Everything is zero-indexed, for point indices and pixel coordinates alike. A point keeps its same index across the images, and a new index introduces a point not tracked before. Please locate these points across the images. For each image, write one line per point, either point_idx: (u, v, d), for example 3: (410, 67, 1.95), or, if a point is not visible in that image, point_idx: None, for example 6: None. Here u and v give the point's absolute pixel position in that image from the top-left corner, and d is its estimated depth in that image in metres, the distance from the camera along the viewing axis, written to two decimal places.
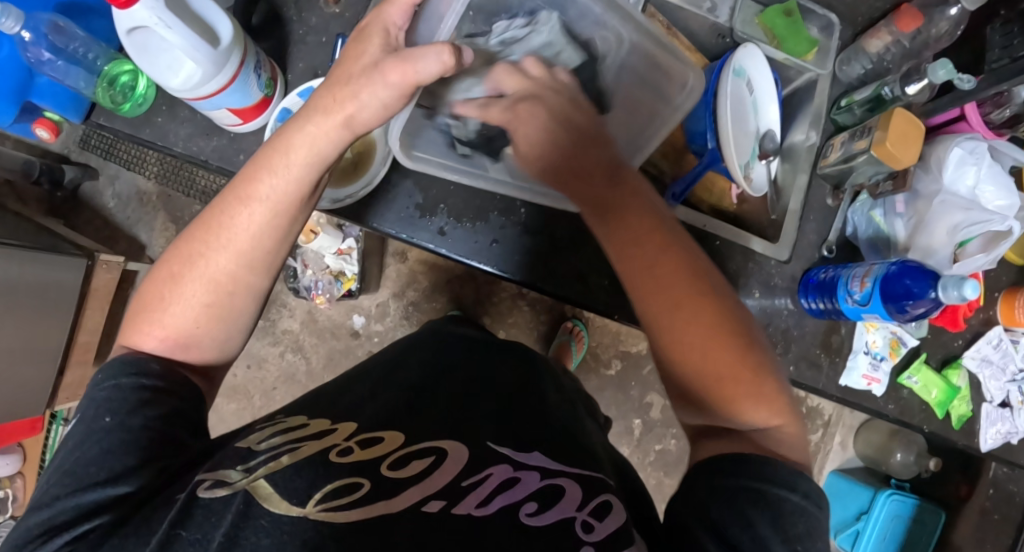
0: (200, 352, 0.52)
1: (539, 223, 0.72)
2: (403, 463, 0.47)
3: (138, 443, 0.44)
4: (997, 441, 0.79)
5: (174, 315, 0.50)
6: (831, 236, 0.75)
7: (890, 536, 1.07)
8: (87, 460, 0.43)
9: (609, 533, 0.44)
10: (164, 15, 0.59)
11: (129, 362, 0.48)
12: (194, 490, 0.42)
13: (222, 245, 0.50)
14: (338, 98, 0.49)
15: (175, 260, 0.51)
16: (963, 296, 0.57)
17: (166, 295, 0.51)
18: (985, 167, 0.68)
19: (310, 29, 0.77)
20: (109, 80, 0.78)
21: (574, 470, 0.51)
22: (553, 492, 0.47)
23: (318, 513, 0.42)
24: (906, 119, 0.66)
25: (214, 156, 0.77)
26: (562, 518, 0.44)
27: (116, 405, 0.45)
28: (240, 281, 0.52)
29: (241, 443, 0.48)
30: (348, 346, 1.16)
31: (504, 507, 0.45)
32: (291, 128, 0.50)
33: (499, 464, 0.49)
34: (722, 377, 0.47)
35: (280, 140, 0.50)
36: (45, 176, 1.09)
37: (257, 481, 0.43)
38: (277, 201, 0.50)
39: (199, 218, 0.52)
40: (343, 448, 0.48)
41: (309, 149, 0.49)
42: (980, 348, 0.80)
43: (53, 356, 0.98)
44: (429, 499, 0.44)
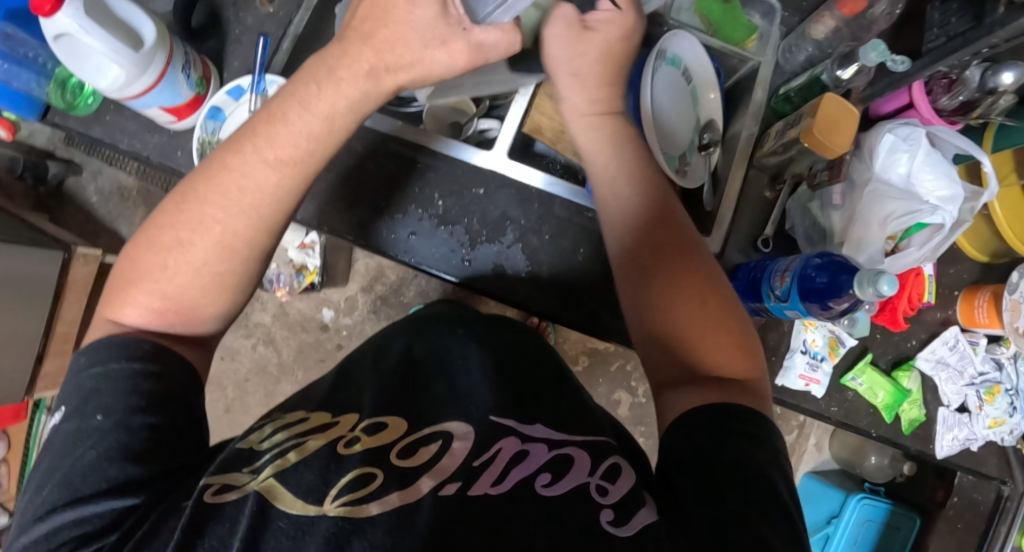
0: (198, 322, 0.50)
1: (457, 213, 0.72)
2: (411, 451, 0.46)
3: (137, 445, 0.41)
4: (955, 447, 0.74)
5: (180, 282, 0.48)
6: (767, 229, 0.71)
7: (862, 540, 1.05)
8: (83, 470, 0.40)
9: (622, 494, 0.43)
10: (85, 23, 0.60)
11: (119, 344, 0.45)
12: (201, 494, 0.39)
13: (233, 204, 0.47)
14: (390, 66, 0.48)
15: (180, 225, 0.48)
16: (879, 292, 0.51)
17: (168, 258, 0.47)
18: (921, 155, 0.65)
19: (245, 29, 0.79)
20: (60, 81, 0.77)
21: (578, 437, 0.50)
22: (564, 463, 0.45)
23: (338, 509, 0.40)
24: (837, 104, 0.62)
25: (156, 152, 0.78)
26: (577, 486, 0.43)
27: (108, 404, 0.42)
28: (250, 241, 0.48)
29: (242, 444, 0.46)
30: (317, 339, 1.18)
31: (524, 477, 0.43)
32: (320, 76, 0.47)
33: (507, 438, 0.47)
34: (713, 332, 0.52)
35: (314, 89, 0.47)
36: (28, 171, 1.10)
37: (267, 482, 0.41)
38: (302, 159, 0.48)
39: (199, 183, 0.48)
40: (350, 439, 0.47)
41: (348, 110, 0.48)
42: (935, 349, 0.75)
43: (32, 347, 1.02)
44: (445, 483, 0.43)
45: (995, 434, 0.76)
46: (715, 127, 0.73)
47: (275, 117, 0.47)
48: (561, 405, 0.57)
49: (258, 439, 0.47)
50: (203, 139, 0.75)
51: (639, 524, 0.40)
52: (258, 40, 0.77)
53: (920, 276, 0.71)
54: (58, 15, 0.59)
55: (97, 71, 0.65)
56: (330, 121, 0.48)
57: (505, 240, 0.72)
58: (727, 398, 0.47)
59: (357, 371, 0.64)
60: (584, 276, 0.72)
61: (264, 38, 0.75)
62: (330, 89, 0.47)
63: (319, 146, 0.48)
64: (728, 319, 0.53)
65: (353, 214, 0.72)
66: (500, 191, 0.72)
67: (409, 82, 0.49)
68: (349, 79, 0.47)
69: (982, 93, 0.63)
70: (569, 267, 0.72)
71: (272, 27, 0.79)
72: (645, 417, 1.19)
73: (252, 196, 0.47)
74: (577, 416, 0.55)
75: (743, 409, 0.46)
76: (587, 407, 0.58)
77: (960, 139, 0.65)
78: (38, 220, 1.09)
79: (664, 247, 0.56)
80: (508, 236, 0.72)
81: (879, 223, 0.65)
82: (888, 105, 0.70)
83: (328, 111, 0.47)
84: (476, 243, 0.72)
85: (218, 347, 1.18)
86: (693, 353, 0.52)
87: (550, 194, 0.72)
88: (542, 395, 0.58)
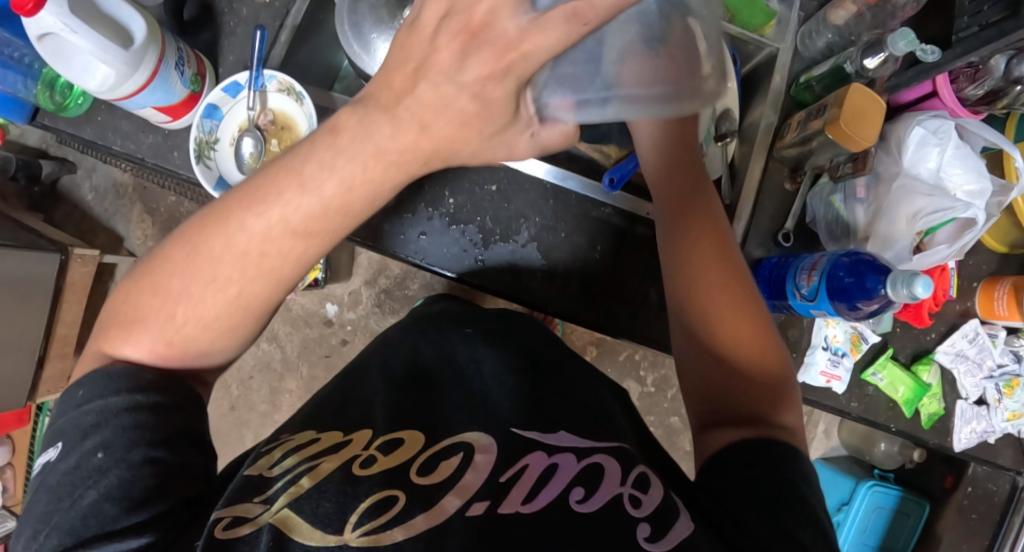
0: (207, 360, 0.46)
1: (469, 211, 0.69)
2: (430, 467, 0.43)
3: (137, 483, 0.39)
4: (972, 440, 0.74)
5: (185, 333, 0.44)
6: (788, 223, 0.69)
7: (871, 526, 1.05)
8: (83, 513, 0.38)
9: (656, 506, 0.40)
10: (70, 22, 0.56)
11: (122, 377, 0.42)
12: (212, 530, 0.37)
13: (242, 261, 0.42)
14: (445, 156, 0.42)
15: (187, 269, 0.43)
16: (913, 295, 0.50)
17: (175, 307, 0.44)
18: (950, 149, 0.63)
19: (240, 21, 0.75)
20: (48, 82, 0.73)
21: (602, 443, 0.47)
22: (595, 473, 0.42)
23: (360, 539, 0.37)
24: (864, 96, 0.60)
25: (151, 153, 0.75)
26: (613, 500, 0.40)
27: (108, 441, 0.40)
28: (264, 297, 0.44)
29: (253, 471, 0.43)
30: (321, 335, 1.17)
31: (555, 496, 0.40)
32: (350, 137, 0.40)
33: (533, 453, 0.44)
34: (751, 348, 0.49)
35: (345, 141, 0.39)
36: (22, 171, 1.06)
37: (282, 512, 0.38)
38: (327, 230, 0.42)
39: (210, 216, 0.43)
40: (365, 459, 0.44)
41: (392, 189, 0.42)
42: (954, 342, 0.74)
43: (31, 352, 0.99)
44: (472, 502, 0.40)
45: (1012, 426, 0.75)
46: (732, 116, 0.69)
47: (300, 178, 0.40)
48: (595, 415, 0.52)
49: (267, 465, 0.44)
50: (201, 139, 0.70)
51: (675, 538, 0.38)
52: (254, 33, 0.73)
53: (944, 271, 0.69)
54: (42, 14, 0.55)
55: (84, 71, 0.61)
56: (360, 188, 0.41)
57: (519, 238, 0.70)
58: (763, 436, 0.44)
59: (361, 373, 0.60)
60: (599, 273, 0.70)
61: (260, 31, 0.71)
62: (367, 153, 0.39)
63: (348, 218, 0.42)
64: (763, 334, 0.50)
65: None
66: (512, 189, 0.70)
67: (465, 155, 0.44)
68: (390, 145, 0.39)
69: (1008, 82, 0.62)
70: (585, 264, 0.70)
71: (267, 18, 0.75)
72: (654, 407, 1.18)
73: (272, 253, 0.42)
74: (604, 418, 0.51)
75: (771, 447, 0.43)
76: (605, 408, 0.54)
77: (991, 131, 0.63)
78: (31, 221, 1.06)
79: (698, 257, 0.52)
80: (522, 234, 0.70)
81: (906, 219, 0.63)
82: (910, 94, 0.67)
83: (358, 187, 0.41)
84: (489, 242, 0.69)
85: None
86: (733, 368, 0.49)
87: (563, 190, 0.70)
88: (569, 396, 0.54)
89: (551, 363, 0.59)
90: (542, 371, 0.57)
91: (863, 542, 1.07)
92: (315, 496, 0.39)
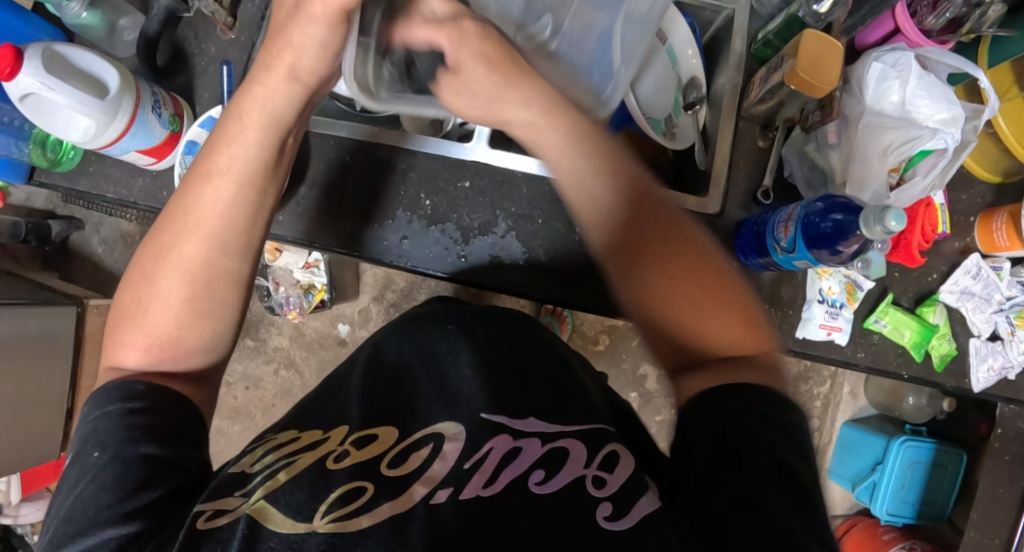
0: (188, 355, 0.50)
1: (445, 211, 0.70)
2: (401, 459, 0.44)
3: (132, 473, 0.41)
4: (992, 378, 0.71)
5: (154, 316, 0.49)
6: (766, 180, 0.69)
7: (909, 482, 1.02)
8: (85, 501, 0.40)
9: (621, 484, 0.41)
10: (46, 79, 0.60)
11: (116, 388, 0.45)
12: (193, 523, 0.38)
13: (190, 232, 0.49)
14: (277, 56, 0.48)
15: (147, 260, 0.50)
16: (887, 229, 0.49)
17: (145, 298, 0.49)
18: (913, 80, 0.62)
19: (210, 59, 0.78)
20: (39, 141, 0.77)
21: (572, 427, 0.47)
22: (560, 456, 0.43)
23: (328, 525, 0.38)
24: (819, 41, 0.59)
25: (142, 196, 0.78)
26: (571, 481, 0.41)
27: (104, 439, 0.42)
28: (210, 264, 0.50)
29: (233, 470, 0.44)
30: (336, 355, 1.19)
31: (516, 477, 0.42)
32: (241, 97, 0.50)
33: (499, 437, 0.45)
34: (719, 305, 0.48)
35: (233, 108, 0.50)
36: (32, 233, 1.11)
37: (258, 503, 0.40)
38: (238, 171, 0.50)
39: (166, 212, 0.51)
40: (340, 453, 0.45)
41: (266, 114, 0.50)
42: (958, 280, 0.72)
43: (59, 403, 1.04)
44: (437, 489, 0.41)
45: None
46: (699, 84, 0.71)
47: (220, 141, 0.50)
48: (564, 399, 0.52)
49: (250, 461, 0.45)
50: (184, 176, 0.74)
51: (638, 514, 0.38)
52: (224, 68, 0.76)
53: (931, 206, 0.68)
54: (20, 76, 0.59)
55: (67, 124, 0.64)
56: (248, 130, 0.50)
57: (498, 230, 0.70)
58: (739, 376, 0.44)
59: (350, 375, 0.60)
60: (581, 256, 0.70)
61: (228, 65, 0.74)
62: (246, 97, 0.49)
63: (249, 156, 0.50)
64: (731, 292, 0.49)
65: (339, 227, 0.70)
66: (484, 183, 0.71)
67: (301, 60, 0.48)
68: (262, 86, 0.49)
69: (970, 7, 0.60)
70: (567, 248, 0.70)
71: (235, 53, 0.78)
72: None
73: (200, 213, 0.49)
74: (587, 410, 0.51)
75: (758, 389, 0.43)
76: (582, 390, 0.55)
77: (951, 57, 0.61)
78: (47, 279, 1.11)
79: (657, 258, 0.50)
80: (501, 226, 0.70)
81: (878, 157, 0.62)
82: (873, 34, 0.66)
83: (256, 133, 0.50)
84: (469, 238, 0.70)
85: (242, 378, 1.19)
86: (697, 345, 0.48)
87: (539, 178, 0.70)
88: (556, 387, 0.54)
89: (535, 357, 0.58)
90: (528, 363, 0.57)
91: (904, 500, 1.03)
92: (290, 488, 0.41)
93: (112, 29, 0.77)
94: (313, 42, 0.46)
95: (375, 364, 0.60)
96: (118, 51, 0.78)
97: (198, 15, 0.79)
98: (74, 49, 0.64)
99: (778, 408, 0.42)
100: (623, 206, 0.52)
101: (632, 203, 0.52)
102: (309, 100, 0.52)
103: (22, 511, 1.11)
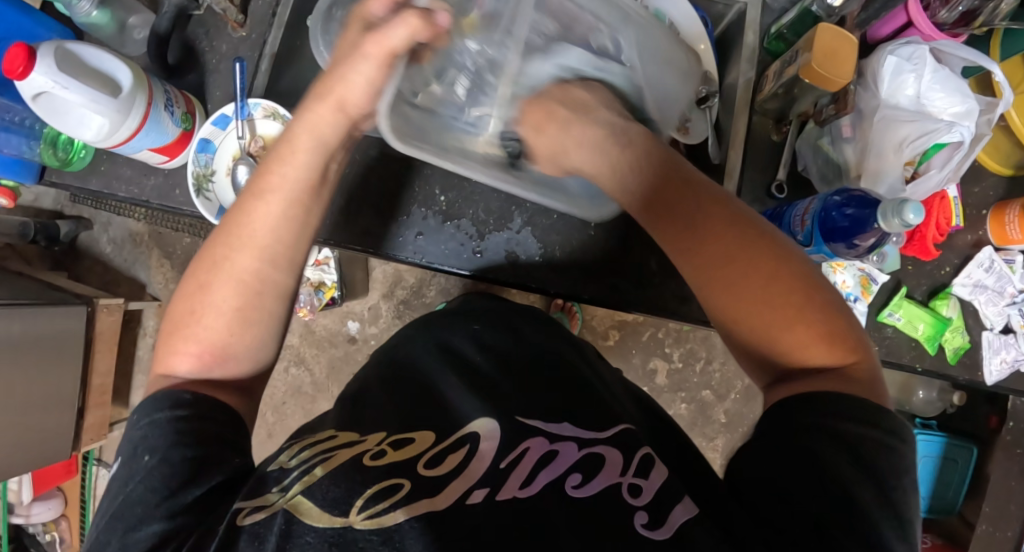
0: (235, 361, 0.50)
1: (460, 206, 0.71)
2: (438, 460, 0.44)
3: (176, 472, 0.41)
4: (1004, 371, 0.71)
5: (206, 324, 0.49)
6: (780, 173, 0.69)
7: (918, 477, 1.01)
8: (133, 500, 0.40)
9: (656, 492, 0.40)
10: (58, 77, 0.60)
11: (163, 397, 0.45)
12: (234, 518, 0.39)
13: (245, 243, 0.50)
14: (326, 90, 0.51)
15: (200, 270, 0.50)
16: (906, 221, 0.49)
17: (198, 307, 0.49)
18: (927, 74, 0.62)
19: (222, 57, 0.78)
20: (50, 140, 0.76)
21: (606, 431, 0.47)
22: (595, 461, 0.43)
23: (364, 521, 0.39)
24: (834, 34, 0.59)
25: (155, 195, 0.77)
26: (610, 486, 0.41)
27: (154, 444, 0.43)
28: (265, 275, 0.50)
29: (272, 465, 0.45)
30: (347, 352, 1.19)
31: (552, 480, 0.41)
32: (295, 122, 0.52)
33: (535, 438, 0.45)
34: (804, 319, 0.44)
35: (286, 135, 0.52)
36: (41, 234, 1.12)
37: (294, 498, 0.40)
38: (291, 188, 0.51)
39: (220, 225, 0.51)
40: (377, 451, 0.45)
41: (312, 137, 0.51)
42: (971, 273, 0.72)
43: (72, 403, 1.04)
44: (473, 489, 0.41)
45: None
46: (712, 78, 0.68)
47: (275, 160, 0.51)
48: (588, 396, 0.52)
49: (286, 458, 0.45)
50: (198, 172, 0.74)
51: (674, 525, 0.38)
52: (234, 66, 0.75)
53: (944, 199, 0.69)
54: (33, 75, 0.60)
55: (80, 123, 0.65)
56: (297, 153, 0.51)
57: (514, 225, 0.70)
58: (816, 386, 0.42)
59: (371, 379, 0.60)
60: (597, 251, 0.70)
61: (239, 63, 0.74)
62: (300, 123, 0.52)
63: (300, 172, 0.51)
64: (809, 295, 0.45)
65: (355, 224, 0.70)
66: None
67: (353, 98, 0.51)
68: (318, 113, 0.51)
69: None
70: (582, 244, 0.70)
71: (246, 50, 0.78)
72: (684, 383, 1.17)
73: (253, 226, 0.50)
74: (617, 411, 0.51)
75: (843, 396, 0.41)
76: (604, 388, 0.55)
77: (966, 50, 0.61)
78: (56, 279, 1.11)
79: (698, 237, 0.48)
80: (516, 221, 0.70)
81: (893, 150, 0.63)
82: (885, 28, 0.66)
83: (305, 155, 0.51)
84: (485, 234, 0.70)
85: None
86: (781, 353, 0.45)
87: None
88: (580, 386, 0.53)
89: (562, 357, 0.58)
90: (549, 362, 0.56)
91: None
92: (327, 483, 0.41)
93: (123, 27, 0.78)
94: (360, 79, 0.50)
95: (400, 362, 0.60)
96: (127, 49, 0.78)
97: (209, 12, 0.79)
98: (86, 47, 0.64)
99: (866, 425, 0.40)
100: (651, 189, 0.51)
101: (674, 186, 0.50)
102: (355, 131, 0.54)
103: (34, 509, 1.14)
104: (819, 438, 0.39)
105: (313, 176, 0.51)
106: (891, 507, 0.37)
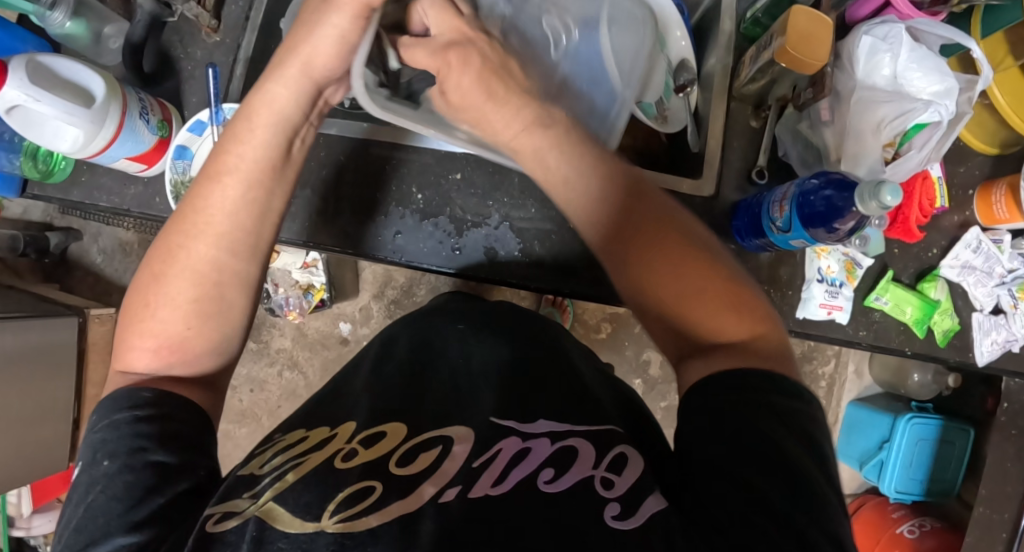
0: (196, 355, 0.50)
1: (437, 204, 0.70)
2: (410, 458, 0.44)
3: (141, 482, 0.41)
4: (996, 351, 0.70)
5: (163, 319, 0.48)
6: (760, 159, 0.68)
7: (917, 460, 1.02)
8: (96, 511, 0.40)
9: (631, 484, 0.40)
10: (32, 90, 0.59)
11: (123, 395, 0.45)
12: (204, 526, 0.38)
13: (199, 233, 0.49)
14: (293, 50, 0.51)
15: (155, 261, 0.50)
16: (883, 204, 0.49)
17: (153, 299, 0.49)
18: (904, 53, 0.61)
19: (196, 63, 0.78)
20: (30, 153, 0.76)
21: (584, 427, 0.47)
22: (568, 455, 0.43)
23: (336, 526, 0.38)
24: (808, 17, 0.58)
25: (135, 203, 0.77)
26: (582, 480, 0.40)
27: (113, 448, 0.42)
28: (220, 264, 0.50)
29: (242, 471, 0.44)
30: (339, 354, 1.19)
31: (524, 476, 0.41)
32: (250, 100, 0.52)
33: (509, 439, 0.45)
34: (713, 302, 0.45)
35: (243, 113, 0.52)
36: (31, 246, 1.11)
37: (266, 505, 0.40)
38: (247, 171, 0.51)
39: (174, 214, 0.51)
40: (348, 452, 0.45)
41: (273, 119, 0.51)
42: (958, 255, 0.71)
43: (66, 414, 1.04)
44: (446, 489, 0.41)
45: None
46: (689, 66, 0.69)
47: (234, 140, 0.51)
48: (565, 392, 0.51)
49: (258, 464, 0.45)
50: (176, 180, 0.74)
51: (645, 514, 0.38)
52: (209, 72, 0.74)
53: (927, 179, 0.68)
54: (6, 88, 0.59)
55: (55, 135, 0.64)
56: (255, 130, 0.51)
57: (491, 221, 0.70)
58: (738, 366, 0.42)
59: (353, 380, 0.60)
60: (578, 244, 0.69)
61: (213, 69, 0.73)
62: (259, 103, 0.51)
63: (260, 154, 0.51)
64: (723, 282, 0.46)
65: (335, 225, 0.70)
66: (476, 174, 0.70)
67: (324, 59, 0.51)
68: (277, 89, 0.51)
69: None
70: (562, 237, 0.69)
71: (221, 56, 0.78)
72: None
73: (212, 214, 0.49)
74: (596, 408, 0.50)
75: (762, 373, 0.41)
76: (579, 382, 0.54)
77: (943, 27, 0.60)
78: (48, 291, 1.11)
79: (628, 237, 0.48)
80: (494, 217, 0.70)
81: (872, 131, 0.62)
82: (862, 9, 0.65)
83: (265, 132, 0.51)
84: (462, 230, 0.70)
85: (246, 381, 1.19)
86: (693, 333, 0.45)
87: None
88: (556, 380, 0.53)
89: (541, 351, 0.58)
90: (528, 360, 0.56)
91: (914, 478, 1.03)
92: (298, 489, 0.41)
93: (97, 37, 0.77)
94: (332, 30, 0.50)
95: (384, 362, 0.60)
96: (103, 60, 0.78)
97: (182, 19, 0.78)
98: (58, 59, 0.63)
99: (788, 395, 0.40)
100: (599, 194, 0.50)
101: (620, 188, 0.50)
102: (316, 105, 0.54)
103: (34, 522, 1.14)
104: (730, 443, 0.38)
105: (275, 153, 0.51)
106: (823, 516, 0.35)
